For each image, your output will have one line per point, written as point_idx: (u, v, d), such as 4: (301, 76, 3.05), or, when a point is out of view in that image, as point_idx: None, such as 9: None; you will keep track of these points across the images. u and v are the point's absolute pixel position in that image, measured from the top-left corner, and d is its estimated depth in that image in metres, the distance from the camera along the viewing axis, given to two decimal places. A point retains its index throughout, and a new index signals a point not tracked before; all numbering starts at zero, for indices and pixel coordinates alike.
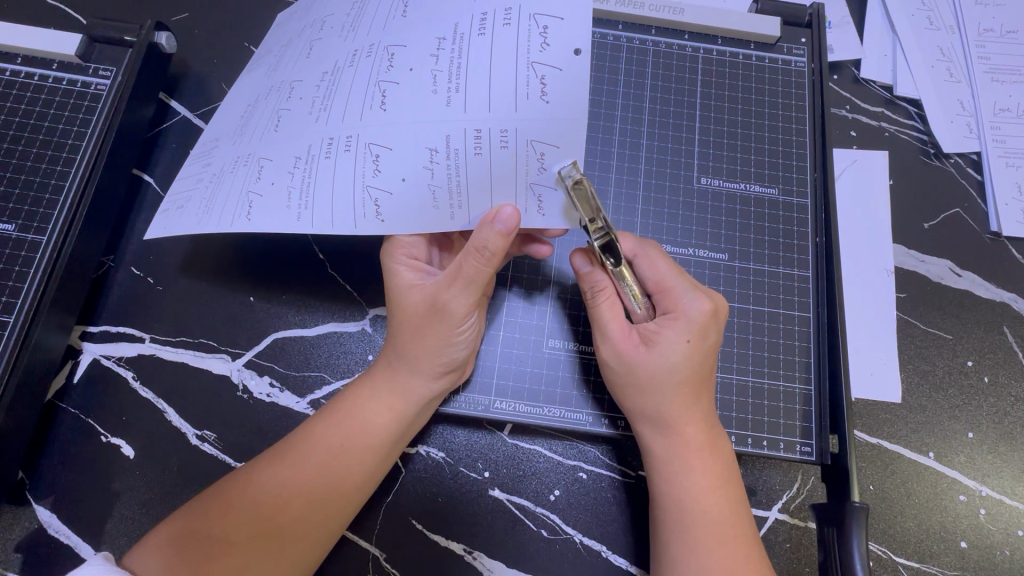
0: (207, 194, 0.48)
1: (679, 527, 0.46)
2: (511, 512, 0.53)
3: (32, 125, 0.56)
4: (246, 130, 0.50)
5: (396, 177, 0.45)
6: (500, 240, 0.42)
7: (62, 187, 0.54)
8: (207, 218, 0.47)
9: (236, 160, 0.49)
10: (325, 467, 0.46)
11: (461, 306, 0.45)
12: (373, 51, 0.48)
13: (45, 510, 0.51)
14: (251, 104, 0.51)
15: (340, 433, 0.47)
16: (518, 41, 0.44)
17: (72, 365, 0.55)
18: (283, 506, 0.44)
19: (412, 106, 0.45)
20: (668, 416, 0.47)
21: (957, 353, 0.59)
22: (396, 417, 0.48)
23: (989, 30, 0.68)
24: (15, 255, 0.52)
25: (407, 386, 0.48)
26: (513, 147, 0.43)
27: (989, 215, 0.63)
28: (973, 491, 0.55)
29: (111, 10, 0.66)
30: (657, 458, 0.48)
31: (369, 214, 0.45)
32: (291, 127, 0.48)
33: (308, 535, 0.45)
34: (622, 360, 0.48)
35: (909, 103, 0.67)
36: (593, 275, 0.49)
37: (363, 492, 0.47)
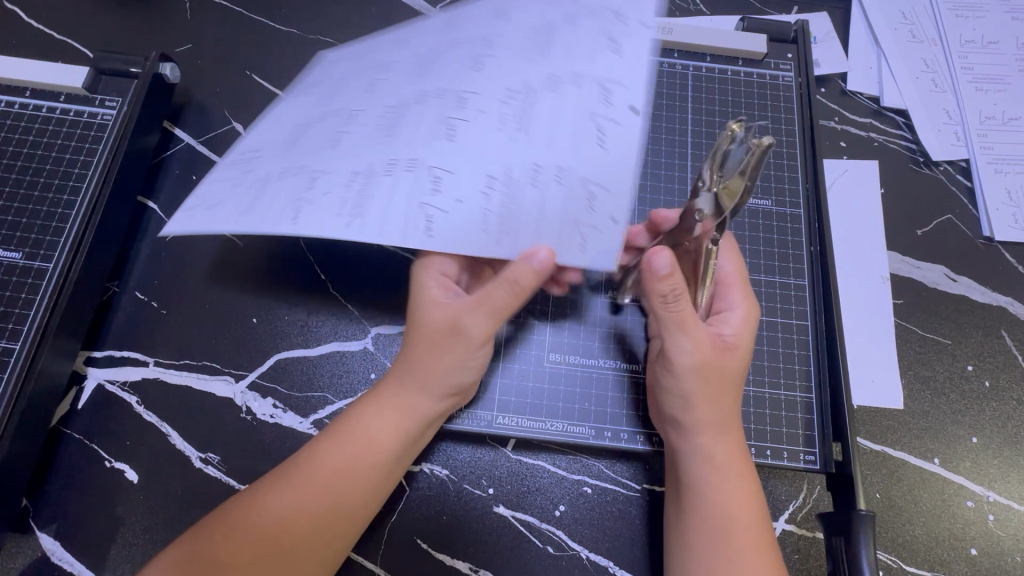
0: (245, 200, 0.45)
1: (721, 535, 0.45)
2: (517, 529, 0.52)
3: (39, 156, 0.57)
4: (292, 139, 0.48)
5: (454, 200, 0.44)
6: (533, 277, 0.44)
7: (68, 215, 0.55)
8: (248, 218, 0.44)
9: (284, 169, 0.46)
10: (329, 488, 0.46)
11: (480, 330, 0.46)
12: (443, 92, 0.47)
13: (48, 538, 0.51)
14: (300, 124, 0.48)
15: (343, 453, 0.47)
16: (581, 98, 0.46)
17: (77, 391, 0.55)
18: (289, 522, 0.44)
19: (478, 142, 0.45)
20: (725, 418, 0.47)
21: (957, 358, 0.59)
22: (404, 432, 0.48)
23: (971, 41, 0.70)
24: (22, 283, 0.53)
25: (412, 405, 0.48)
26: (568, 186, 0.44)
27: (980, 221, 0.64)
28: (981, 497, 0.54)
29: (116, 44, 0.68)
30: (707, 464, 0.47)
31: (420, 228, 0.44)
32: (351, 142, 0.46)
33: (318, 552, 0.45)
34: (703, 366, 0.46)
35: (896, 114, 0.68)
36: (672, 279, 0.42)
37: (367, 512, 0.47)
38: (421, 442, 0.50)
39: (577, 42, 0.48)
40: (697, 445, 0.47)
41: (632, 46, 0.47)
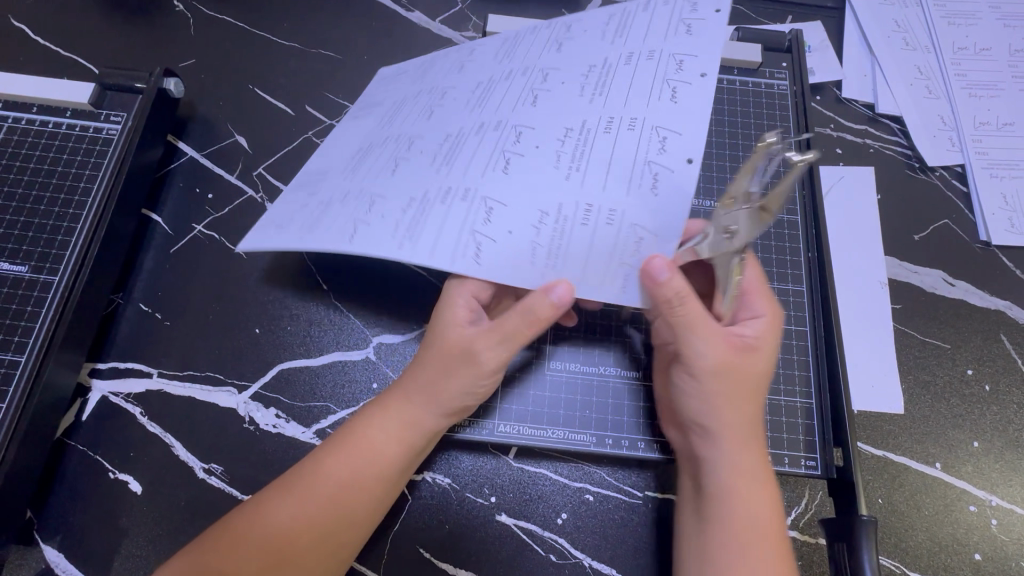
0: (311, 215, 0.51)
1: (740, 547, 0.44)
2: (519, 538, 0.52)
3: (44, 171, 0.58)
4: (356, 165, 0.53)
5: (504, 230, 0.47)
6: (550, 310, 0.45)
7: (74, 229, 0.56)
8: (316, 230, 0.49)
9: (348, 191, 0.51)
10: (335, 501, 0.46)
11: (491, 356, 0.47)
12: (501, 127, 0.51)
13: (52, 550, 0.51)
14: (365, 146, 0.55)
15: (351, 468, 0.46)
16: (636, 145, 0.48)
17: (82, 403, 0.56)
18: (292, 532, 0.44)
19: (533, 178, 0.48)
20: (744, 424, 0.46)
21: (957, 362, 0.59)
22: (410, 445, 0.48)
23: (964, 48, 0.71)
24: (28, 296, 0.53)
25: (419, 421, 0.48)
26: (618, 227, 0.46)
27: (977, 225, 0.65)
28: (983, 502, 0.54)
29: (121, 60, 0.69)
30: (727, 468, 0.46)
31: (469, 256, 0.46)
32: (410, 168, 0.51)
33: (320, 564, 0.45)
34: (720, 368, 0.46)
35: (891, 120, 0.69)
36: (671, 283, 0.44)
37: (373, 523, 0.48)
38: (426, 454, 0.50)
39: (635, 84, 0.50)
40: (715, 452, 0.46)
41: (689, 94, 0.48)
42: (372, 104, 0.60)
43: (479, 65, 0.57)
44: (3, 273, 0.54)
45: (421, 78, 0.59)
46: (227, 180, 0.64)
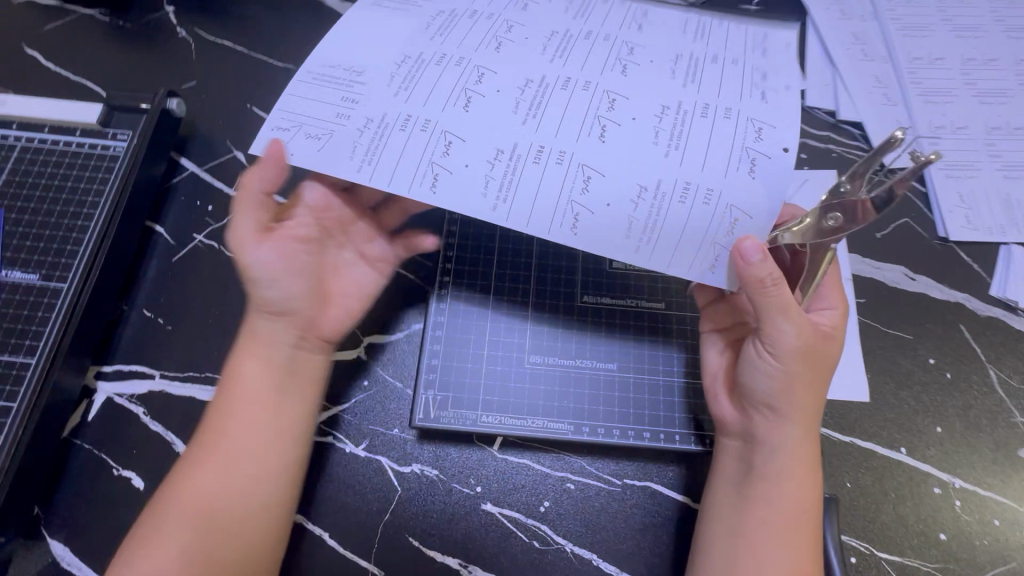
0: (373, 141, 0.49)
1: (772, 519, 0.50)
2: (503, 525, 0.55)
3: (54, 186, 0.61)
4: (413, 84, 0.51)
5: (602, 201, 0.47)
6: (275, 172, 0.50)
7: (82, 239, 0.59)
8: (382, 167, 0.48)
9: (422, 123, 0.49)
10: (215, 422, 0.53)
11: (247, 232, 0.54)
12: (592, 89, 0.51)
13: (58, 544, 0.54)
14: (419, 62, 0.52)
15: (220, 391, 0.55)
16: (734, 132, 0.49)
17: (87, 404, 0.58)
18: (198, 479, 0.50)
19: (626, 148, 0.48)
20: (805, 407, 0.51)
21: (919, 352, 0.62)
22: (276, 367, 0.55)
23: (918, 58, 0.75)
24: (38, 302, 0.57)
25: (258, 331, 0.56)
26: (714, 206, 0.47)
27: (936, 223, 0.68)
28: (947, 483, 0.57)
29: (127, 83, 0.73)
30: (784, 445, 0.51)
31: (566, 224, 0.47)
32: (481, 107, 0.50)
33: (220, 482, 0.51)
34: (804, 352, 0.49)
35: (852, 126, 0.73)
36: (761, 266, 0.46)
37: (253, 437, 0.52)
38: (300, 374, 0.56)
39: (725, 81, 0.52)
40: (786, 433, 0.51)
41: (778, 98, 0.51)
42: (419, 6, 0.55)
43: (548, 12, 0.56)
44: (15, 282, 0.57)
45: (483, 1, 0.56)
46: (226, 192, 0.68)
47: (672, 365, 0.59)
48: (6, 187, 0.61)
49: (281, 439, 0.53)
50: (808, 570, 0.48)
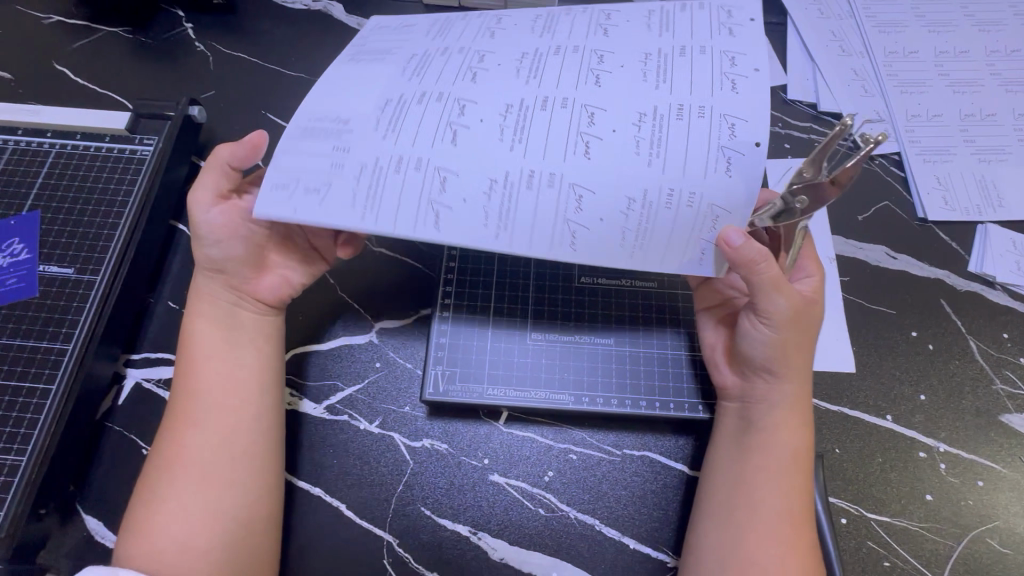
0: (371, 187, 0.51)
1: (773, 472, 0.52)
2: (510, 495, 0.58)
3: (86, 187, 0.66)
4: (399, 124, 0.52)
5: (596, 218, 0.50)
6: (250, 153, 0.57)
7: (113, 235, 0.64)
8: (384, 209, 0.51)
9: (413, 164, 0.51)
10: (180, 385, 0.57)
11: (205, 195, 0.58)
12: (569, 105, 0.52)
13: (91, 519, 0.57)
14: (398, 98, 0.53)
15: (179, 358, 0.58)
16: (710, 129, 0.49)
17: (117, 390, 0.62)
18: (176, 440, 0.54)
19: (610, 162, 0.50)
20: (788, 366, 0.54)
21: (902, 325, 0.65)
22: (220, 327, 0.59)
23: (893, 52, 0.79)
24: (74, 293, 0.61)
25: (202, 294, 0.60)
26: (696, 209, 0.50)
27: (915, 205, 0.72)
28: (931, 448, 0.60)
29: (150, 94, 0.78)
30: (780, 405, 0.54)
31: (566, 242, 0.51)
32: (465, 136, 0.51)
33: (200, 438, 0.54)
34: (792, 316, 0.53)
35: (833, 117, 0.77)
36: (746, 247, 0.49)
37: (218, 392, 0.56)
38: (244, 327, 0.60)
39: (694, 74, 0.52)
40: (782, 391, 0.54)
41: (749, 86, 0.51)
42: (396, 52, 0.58)
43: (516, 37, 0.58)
44: (51, 275, 0.62)
45: (452, 37, 0.58)
46: None
47: (667, 341, 0.63)
48: (41, 189, 0.66)
49: (246, 392, 0.57)
50: (799, 507, 0.51)
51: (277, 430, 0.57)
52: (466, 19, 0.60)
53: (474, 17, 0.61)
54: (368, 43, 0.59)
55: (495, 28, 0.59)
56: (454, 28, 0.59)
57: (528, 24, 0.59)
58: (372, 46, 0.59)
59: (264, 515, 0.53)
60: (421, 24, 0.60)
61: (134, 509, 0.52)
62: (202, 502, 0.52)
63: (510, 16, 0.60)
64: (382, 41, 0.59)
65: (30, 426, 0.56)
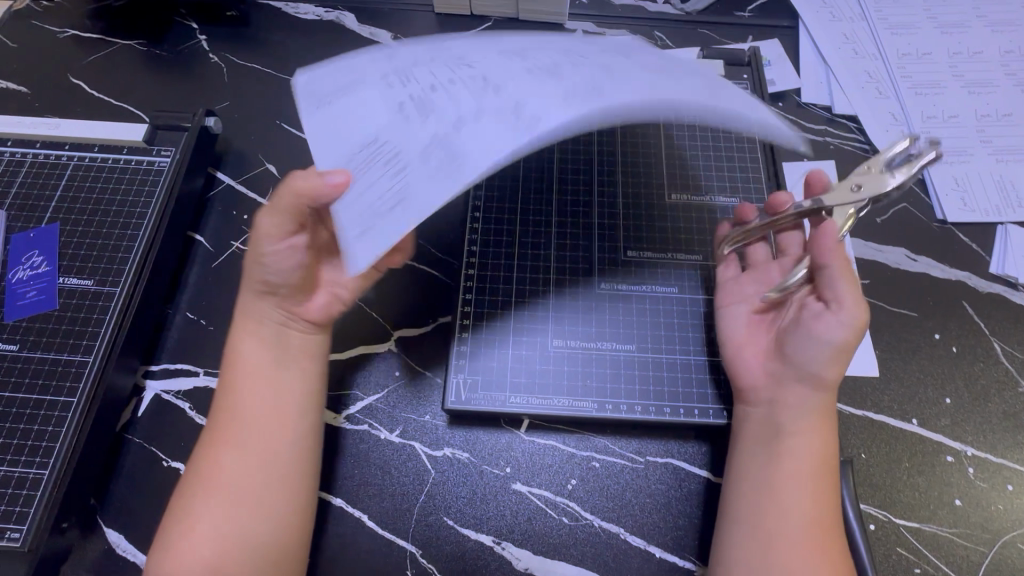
0: (441, 154, 0.43)
1: (800, 485, 0.51)
2: (534, 503, 0.58)
3: (105, 199, 0.66)
4: (426, 102, 0.47)
5: (660, 100, 0.44)
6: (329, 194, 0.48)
7: (132, 247, 0.64)
8: (465, 158, 0.42)
9: (460, 112, 0.45)
10: (223, 404, 0.56)
11: (273, 230, 0.56)
12: (555, 45, 0.51)
13: (113, 532, 0.57)
14: (389, 77, 0.49)
15: (224, 375, 0.58)
16: (690, 64, 0.52)
17: (136, 401, 0.62)
18: (214, 458, 0.54)
19: (645, 73, 0.47)
20: (826, 377, 0.52)
21: (924, 328, 0.65)
22: (269, 347, 0.58)
23: (907, 54, 0.79)
24: (93, 305, 0.61)
25: (249, 313, 0.59)
26: (731, 106, 0.48)
27: (934, 206, 0.72)
28: (959, 452, 0.59)
29: (165, 107, 0.79)
30: (807, 413, 0.53)
31: (625, 93, 0.44)
32: (486, 84, 0.47)
33: (235, 459, 0.54)
34: (851, 328, 0.51)
35: (848, 120, 0.77)
36: (825, 252, 0.53)
37: (262, 415, 0.56)
38: (291, 348, 0.59)
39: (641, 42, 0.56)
40: (817, 397, 0.53)
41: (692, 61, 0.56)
42: (344, 67, 0.52)
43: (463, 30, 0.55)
44: (71, 287, 0.62)
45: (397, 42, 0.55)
46: (260, 202, 0.73)
47: (689, 346, 0.62)
48: (60, 202, 0.66)
49: (288, 414, 0.56)
50: (829, 521, 0.51)
51: (314, 449, 0.57)
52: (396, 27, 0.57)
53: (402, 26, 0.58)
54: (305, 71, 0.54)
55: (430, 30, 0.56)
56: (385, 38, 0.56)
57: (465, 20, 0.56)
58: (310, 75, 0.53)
59: (294, 538, 0.52)
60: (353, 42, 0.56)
61: (169, 526, 0.52)
62: (234, 524, 0.51)
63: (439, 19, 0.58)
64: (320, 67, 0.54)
65: (52, 438, 0.56)
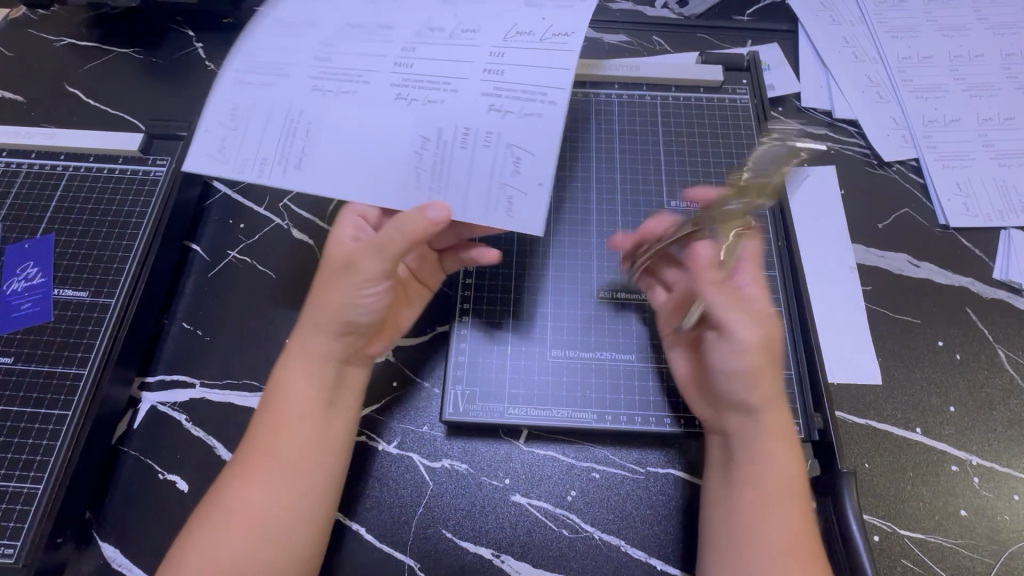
0: (514, 117, 0.52)
1: (764, 511, 0.49)
2: (533, 515, 0.57)
3: (100, 209, 0.66)
4: (436, 83, 0.54)
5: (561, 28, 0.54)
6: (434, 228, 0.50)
7: (127, 257, 0.64)
8: (533, 88, 0.53)
9: (477, 87, 0.53)
10: (267, 441, 0.52)
11: (373, 271, 0.52)
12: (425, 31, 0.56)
13: (108, 547, 0.56)
14: (362, 98, 0.54)
15: (270, 410, 0.53)
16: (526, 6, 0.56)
17: (132, 414, 0.61)
18: (247, 498, 0.50)
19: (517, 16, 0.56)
20: (758, 397, 0.51)
21: (928, 335, 0.64)
22: (326, 387, 0.54)
23: (908, 57, 0.79)
24: (88, 317, 0.61)
25: (309, 349, 0.55)
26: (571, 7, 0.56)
27: (936, 211, 0.71)
28: (964, 461, 0.58)
29: (162, 115, 0.78)
30: (747, 438, 0.52)
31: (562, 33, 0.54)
32: (451, 55, 0.55)
33: (270, 502, 0.50)
34: (756, 351, 0.50)
35: (849, 124, 0.76)
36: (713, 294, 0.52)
37: (311, 460, 0.52)
38: (347, 387, 0.56)
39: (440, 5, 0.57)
40: (762, 419, 0.51)
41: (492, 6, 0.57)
42: (279, 125, 0.54)
43: (315, 38, 0.57)
44: (66, 299, 0.61)
45: (286, 76, 0.55)
46: (257, 210, 0.72)
47: None
48: (55, 212, 0.66)
49: (332, 460, 0.53)
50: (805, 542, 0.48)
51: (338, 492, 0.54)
52: (255, 67, 0.56)
53: (247, 62, 0.56)
54: (237, 157, 0.53)
55: (291, 51, 0.56)
56: (263, 71, 0.55)
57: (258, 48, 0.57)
58: (257, 155, 0.53)
59: None
60: (238, 103, 0.54)
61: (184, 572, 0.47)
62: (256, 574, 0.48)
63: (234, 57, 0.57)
64: (255, 144, 0.53)
65: (47, 452, 0.55)
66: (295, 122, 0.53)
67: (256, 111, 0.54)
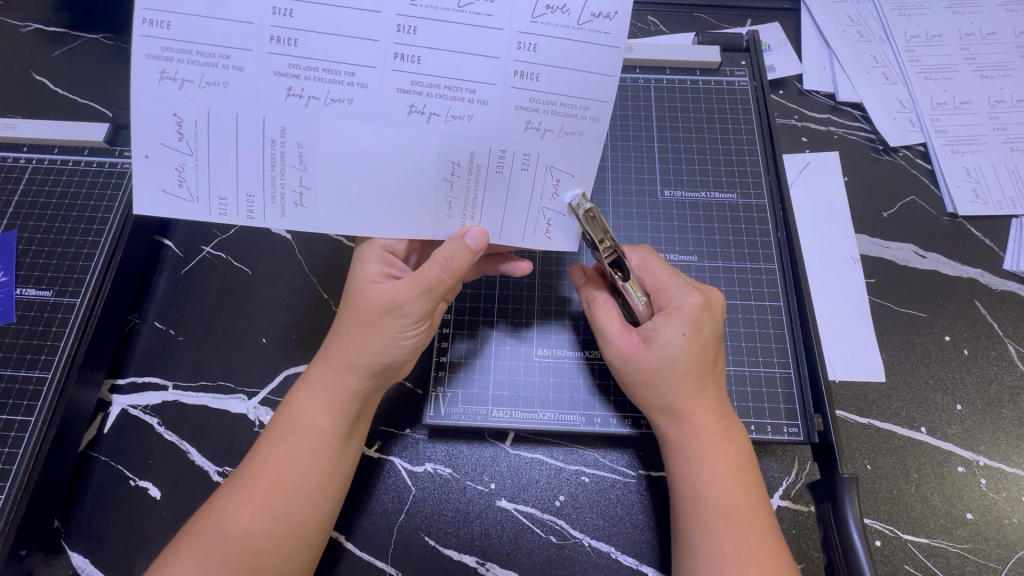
0: (556, 138, 0.45)
1: (699, 517, 0.47)
2: (520, 521, 0.54)
3: (65, 204, 0.63)
4: (457, 89, 0.43)
5: (609, 13, 0.41)
6: (471, 260, 0.47)
7: (93, 254, 0.61)
8: (573, 98, 0.44)
9: (510, 100, 0.43)
10: (278, 477, 0.48)
11: (415, 309, 0.48)
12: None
13: (78, 557, 0.54)
14: (361, 109, 0.43)
15: (285, 442, 0.49)
16: None
17: (102, 417, 0.59)
18: (246, 531, 0.46)
19: None
20: (679, 406, 0.49)
21: (934, 329, 0.61)
22: (349, 423, 0.50)
23: (916, 36, 0.75)
24: (53, 317, 0.58)
25: (340, 385, 0.49)
26: None
27: (944, 200, 0.68)
28: (971, 462, 0.56)
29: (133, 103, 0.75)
30: (676, 450, 0.50)
31: (602, 25, 0.42)
32: (467, 40, 0.42)
33: (271, 536, 0.46)
34: (639, 374, 0.50)
35: (852, 108, 0.73)
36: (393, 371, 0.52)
37: (322, 497, 0.49)
38: (364, 420, 0.52)
39: None
40: (698, 430, 0.49)
41: None
42: (250, 146, 0.44)
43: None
44: (30, 299, 0.59)
45: (237, 68, 0.41)
46: None
47: None
48: (18, 208, 0.63)
49: (337, 492, 0.50)
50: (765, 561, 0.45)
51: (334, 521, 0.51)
52: (182, 53, 0.41)
53: (163, 37, 0.41)
54: (211, 197, 0.45)
55: (231, 23, 0.41)
56: (198, 60, 0.41)
57: (176, 15, 0.40)
58: (239, 189, 0.45)
59: None
60: (179, 112, 0.42)
61: None
62: None
63: (141, 30, 0.40)
64: (232, 173, 0.44)
65: (8, 461, 0.52)
66: (278, 145, 0.44)
67: (215, 129, 0.43)
